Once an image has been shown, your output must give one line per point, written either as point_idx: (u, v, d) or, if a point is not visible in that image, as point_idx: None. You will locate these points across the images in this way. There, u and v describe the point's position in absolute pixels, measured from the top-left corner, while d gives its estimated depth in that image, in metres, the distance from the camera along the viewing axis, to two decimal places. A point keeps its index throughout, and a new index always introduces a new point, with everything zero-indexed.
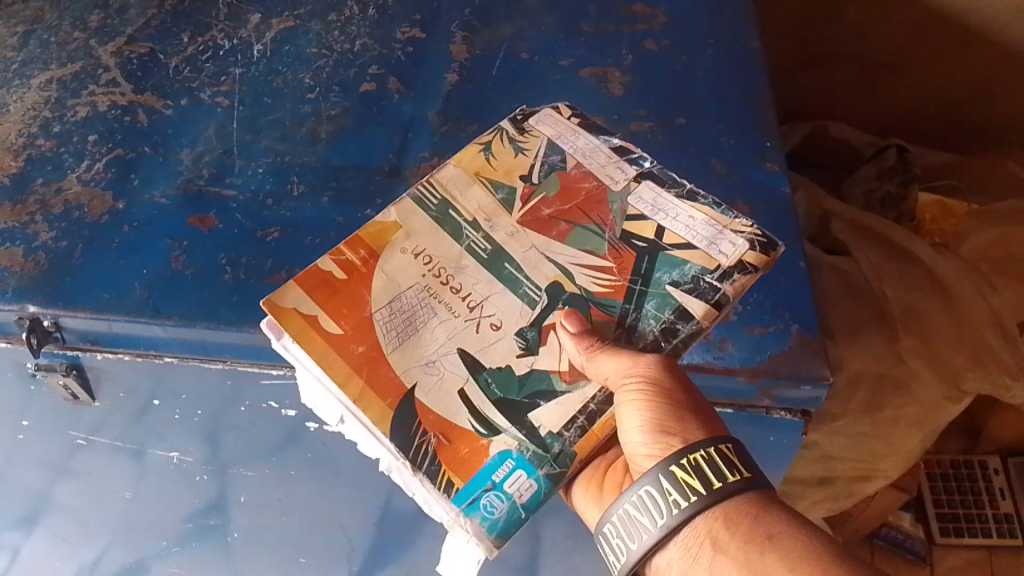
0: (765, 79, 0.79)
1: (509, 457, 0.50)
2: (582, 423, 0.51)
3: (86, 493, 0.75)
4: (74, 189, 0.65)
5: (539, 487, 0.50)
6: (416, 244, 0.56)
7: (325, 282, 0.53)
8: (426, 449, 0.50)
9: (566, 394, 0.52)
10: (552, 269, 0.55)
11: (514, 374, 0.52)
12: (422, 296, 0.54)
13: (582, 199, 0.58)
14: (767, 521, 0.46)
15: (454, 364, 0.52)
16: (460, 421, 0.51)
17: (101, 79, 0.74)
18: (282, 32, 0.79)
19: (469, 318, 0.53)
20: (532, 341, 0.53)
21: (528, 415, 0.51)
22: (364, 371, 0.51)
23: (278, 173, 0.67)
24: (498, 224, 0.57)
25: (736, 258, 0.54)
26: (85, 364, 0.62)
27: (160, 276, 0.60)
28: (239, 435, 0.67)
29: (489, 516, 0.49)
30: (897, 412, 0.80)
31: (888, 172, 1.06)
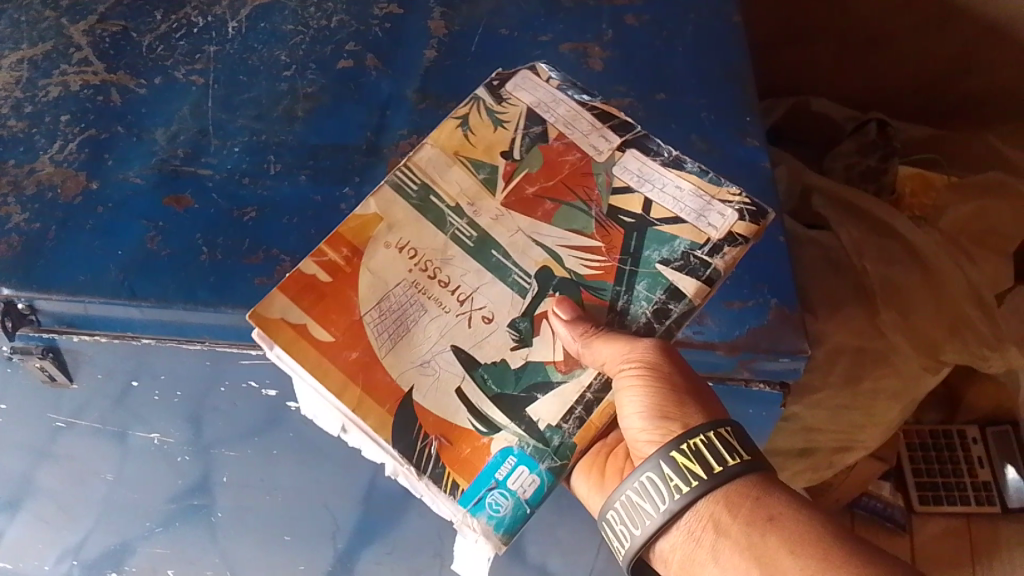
0: (745, 54, 0.79)
1: (510, 454, 0.50)
2: (579, 414, 0.52)
3: (67, 477, 0.75)
4: (47, 170, 0.64)
5: (542, 481, 0.50)
6: (399, 237, 0.54)
7: (311, 289, 0.52)
8: (428, 452, 0.50)
9: (562, 384, 0.52)
10: (541, 253, 0.55)
11: (510, 368, 0.52)
12: (411, 292, 0.53)
13: (565, 175, 0.57)
14: (768, 504, 0.47)
15: (449, 362, 0.52)
16: (459, 420, 0.51)
17: (74, 58, 0.73)
18: (258, 8, 0.78)
19: (460, 312, 0.53)
20: (524, 331, 0.53)
21: (526, 409, 0.51)
22: (359, 378, 0.51)
23: (254, 152, 0.67)
24: (482, 208, 0.56)
25: (725, 231, 0.54)
26: (62, 347, 0.61)
27: (135, 257, 0.59)
28: (221, 416, 0.67)
29: (494, 514, 0.49)
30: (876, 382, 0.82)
31: (869, 146, 1.07)
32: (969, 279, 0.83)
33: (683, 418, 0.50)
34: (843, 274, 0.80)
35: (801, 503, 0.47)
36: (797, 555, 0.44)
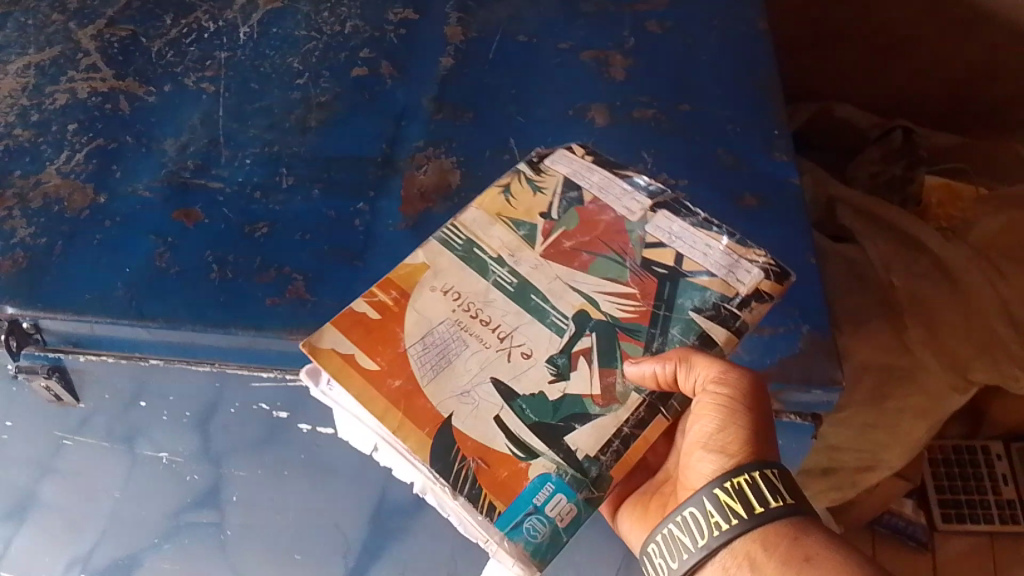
0: (774, 62, 0.76)
1: (549, 480, 0.47)
2: (617, 447, 0.48)
3: (73, 494, 0.73)
4: (54, 182, 0.62)
5: (579, 510, 0.47)
6: (444, 282, 0.53)
7: (358, 326, 0.51)
8: (466, 474, 0.47)
9: (600, 417, 0.49)
10: (575, 297, 0.53)
11: (547, 399, 0.49)
12: (454, 329, 0.51)
13: (602, 229, 0.56)
14: (806, 544, 0.45)
15: (488, 393, 0.49)
16: (497, 444, 0.48)
17: (81, 64, 0.72)
18: (269, 13, 0.77)
19: (500, 349, 0.50)
20: (564, 367, 0.50)
21: (564, 438, 0.48)
22: (400, 405, 0.48)
23: (265, 164, 0.65)
24: (523, 258, 0.54)
25: (751, 286, 0.52)
26: (68, 366, 0.59)
27: (144, 275, 0.57)
28: (231, 435, 0.65)
29: (532, 540, 0.46)
30: (902, 402, 0.80)
31: (892, 155, 1.06)
32: (1001, 295, 0.80)
33: (741, 452, 0.48)
34: (866, 290, 0.79)
35: (841, 546, 0.45)
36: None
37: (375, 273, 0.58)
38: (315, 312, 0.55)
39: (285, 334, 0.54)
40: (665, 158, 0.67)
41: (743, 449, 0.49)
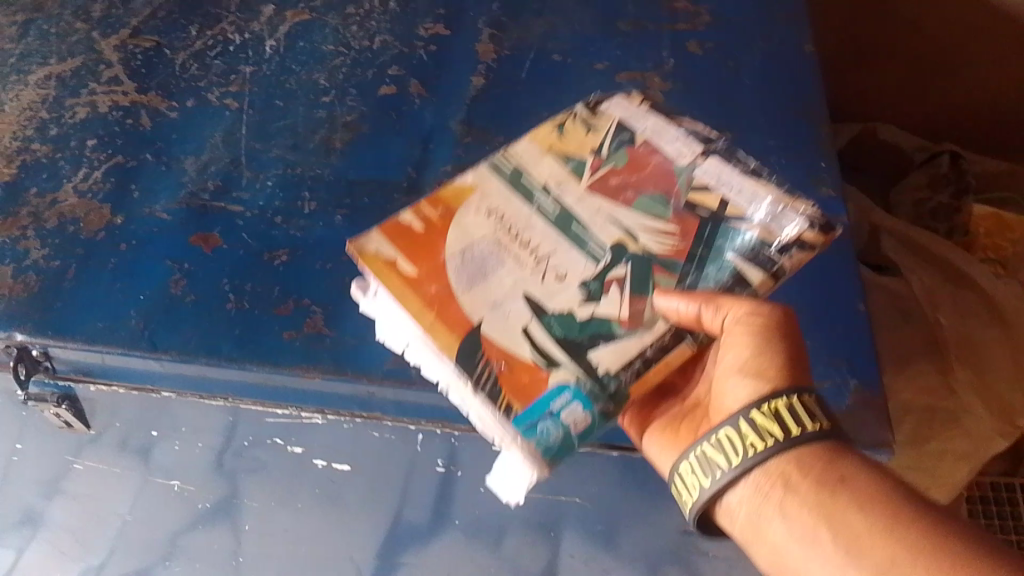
0: (821, 87, 0.72)
1: (566, 390, 0.47)
2: (638, 367, 0.48)
3: (80, 516, 0.71)
4: (70, 202, 0.61)
5: (593, 422, 0.47)
6: (489, 204, 0.54)
7: (406, 236, 0.52)
8: (490, 373, 0.47)
9: (624, 339, 0.48)
10: (614, 228, 0.52)
11: (576, 318, 0.49)
12: (495, 245, 0.52)
13: (650, 167, 0.55)
14: (841, 466, 0.44)
15: (520, 308, 0.49)
16: (522, 351, 0.48)
17: (103, 76, 0.70)
18: (296, 26, 0.75)
19: (536, 269, 0.51)
20: (595, 290, 0.50)
21: (587, 353, 0.48)
22: (434, 308, 0.49)
23: (288, 187, 0.62)
24: (567, 189, 0.54)
25: (793, 234, 0.50)
26: (80, 396, 0.58)
27: (158, 303, 0.55)
28: (246, 467, 0.63)
29: (544, 440, 0.46)
30: (946, 445, 0.75)
31: (940, 181, 1.01)
32: None
33: (778, 378, 0.46)
34: (915, 325, 0.79)
35: (879, 471, 0.44)
36: (866, 512, 0.42)
37: None
38: (334, 350, 0.53)
39: (302, 372, 0.52)
40: None
41: (780, 374, 0.46)
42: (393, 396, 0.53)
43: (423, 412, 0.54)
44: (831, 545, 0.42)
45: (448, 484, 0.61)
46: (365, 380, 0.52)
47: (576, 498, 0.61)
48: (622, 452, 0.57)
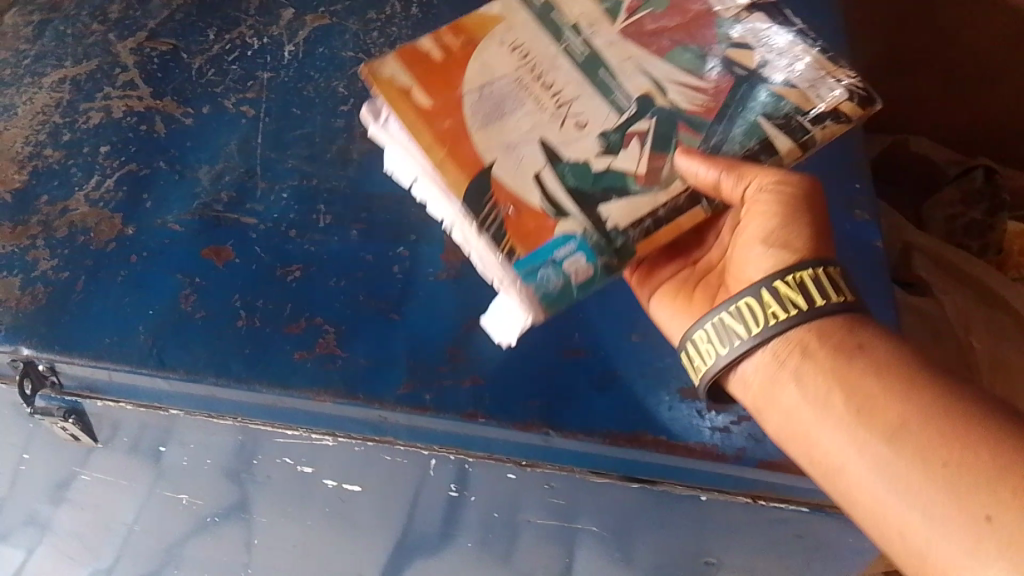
0: (856, 103, 0.69)
1: (571, 240, 0.47)
2: (647, 226, 0.48)
3: (87, 523, 0.70)
4: (81, 210, 0.59)
5: (594, 274, 0.47)
6: (514, 39, 0.55)
7: (430, 88, 0.53)
8: (496, 217, 0.48)
9: (637, 195, 0.49)
10: (643, 80, 0.53)
11: (591, 169, 0.50)
12: (517, 88, 0.53)
13: (689, 18, 0.55)
14: (859, 334, 0.46)
15: (535, 151, 0.50)
16: (530, 196, 0.49)
17: (118, 80, 0.68)
18: (317, 30, 0.73)
19: (555, 113, 0.52)
20: (613, 142, 0.50)
21: (597, 206, 0.48)
22: (447, 145, 0.51)
23: (303, 199, 0.61)
24: (599, 31, 0.55)
25: (830, 104, 0.50)
26: (85, 410, 0.57)
27: (167, 318, 0.54)
28: (256, 484, 0.61)
29: (544, 287, 0.47)
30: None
31: (974, 196, 0.97)
32: None
33: (801, 249, 0.48)
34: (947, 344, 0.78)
35: (895, 342, 0.46)
36: (881, 377, 0.44)
37: (413, 328, 0.53)
38: (345, 372, 0.52)
39: (313, 396, 0.51)
40: None
41: (804, 246, 0.48)
42: (406, 421, 0.52)
43: (437, 438, 0.52)
44: (848, 414, 0.44)
45: (457, 506, 0.58)
46: (377, 406, 0.51)
47: (592, 526, 0.58)
48: (644, 485, 0.52)
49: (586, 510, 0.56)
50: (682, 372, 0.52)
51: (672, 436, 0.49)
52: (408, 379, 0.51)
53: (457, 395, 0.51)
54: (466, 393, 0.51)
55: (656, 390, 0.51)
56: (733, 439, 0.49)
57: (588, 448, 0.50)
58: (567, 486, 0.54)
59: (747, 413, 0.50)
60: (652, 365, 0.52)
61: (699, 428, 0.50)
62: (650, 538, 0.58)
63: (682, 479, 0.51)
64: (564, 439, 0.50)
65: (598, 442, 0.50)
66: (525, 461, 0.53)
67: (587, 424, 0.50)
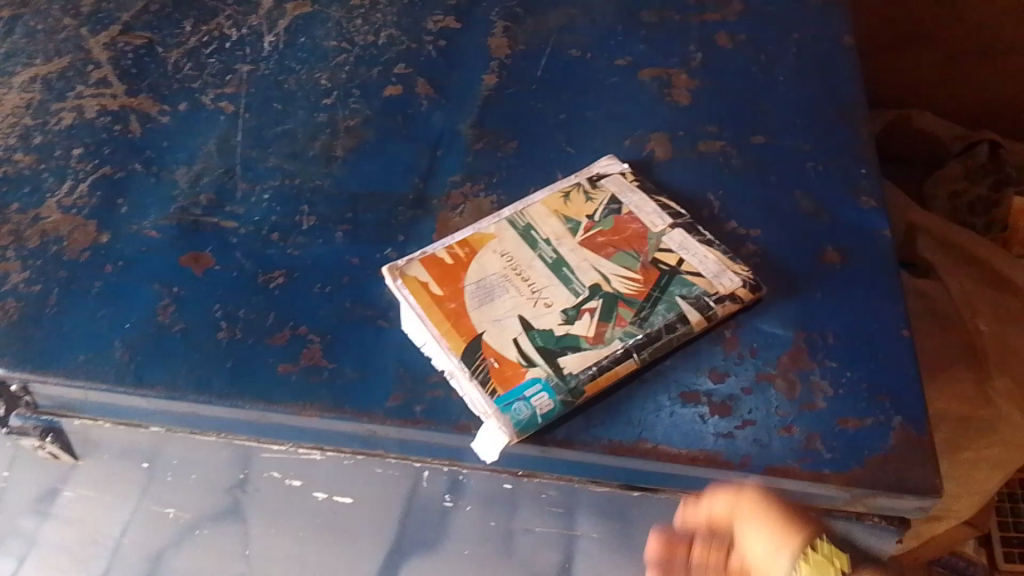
0: (861, 82, 0.67)
1: (538, 383, 0.47)
2: (594, 372, 0.47)
3: (69, 554, 0.66)
4: (53, 218, 0.57)
5: (555, 409, 0.46)
6: (506, 246, 0.54)
7: (434, 263, 0.53)
8: (481, 364, 0.48)
9: (587, 351, 0.48)
10: (595, 273, 0.52)
11: (553, 334, 0.49)
12: (498, 275, 0.52)
13: (630, 234, 0.54)
14: None
15: (506, 321, 0.49)
16: (507, 351, 0.48)
17: (91, 78, 0.66)
18: (297, 19, 0.70)
19: (531, 297, 0.51)
20: (571, 317, 0.50)
21: (558, 359, 0.48)
22: (446, 322, 0.49)
23: (285, 200, 0.58)
24: (566, 244, 0.54)
25: (729, 287, 0.51)
26: (64, 427, 0.55)
27: (144, 332, 0.51)
28: (244, 498, 0.59)
29: (513, 415, 0.46)
30: (979, 454, 0.74)
31: (978, 172, 0.94)
32: None
33: (807, 530, 0.40)
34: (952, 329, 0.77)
35: None
36: None
37: (401, 336, 0.51)
38: (332, 384, 0.49)
39: (300, 410, 0.48)
40: (735, 201, 0.58)
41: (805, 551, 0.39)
42: (396, 434, 0.49)
43: (429, 450, 0.50)
44: None
45: (451, 516, 0.56)
46: (366, 419, 0.48)
47: (591, 533, 0.56)
48: (644, 493, 0.50)
49: (587, 515, 0.54)
50: (682, 375, 0.50)
51: (674, 444, 0.47)
52: (398, 391, 0.49)
53: (449, 405, 0.48)
54: (458, 404, 0.48)
55: (656, 394, 0.49)
56: (737, 445, 0.47)
57: (586, 458, 0.48)
58: (565, 494, 0.52)
59: (750, 418, 0.48)
60: (651, 368, 0.50)
61: (702, 434, 0.47)
62: None
63: (683, 487, 0.49)
64: (561, 450, 0.48)
65: (596, 452, 0.47)
66: (521, 471, 0.51)
67: (584, 434, 0.48)
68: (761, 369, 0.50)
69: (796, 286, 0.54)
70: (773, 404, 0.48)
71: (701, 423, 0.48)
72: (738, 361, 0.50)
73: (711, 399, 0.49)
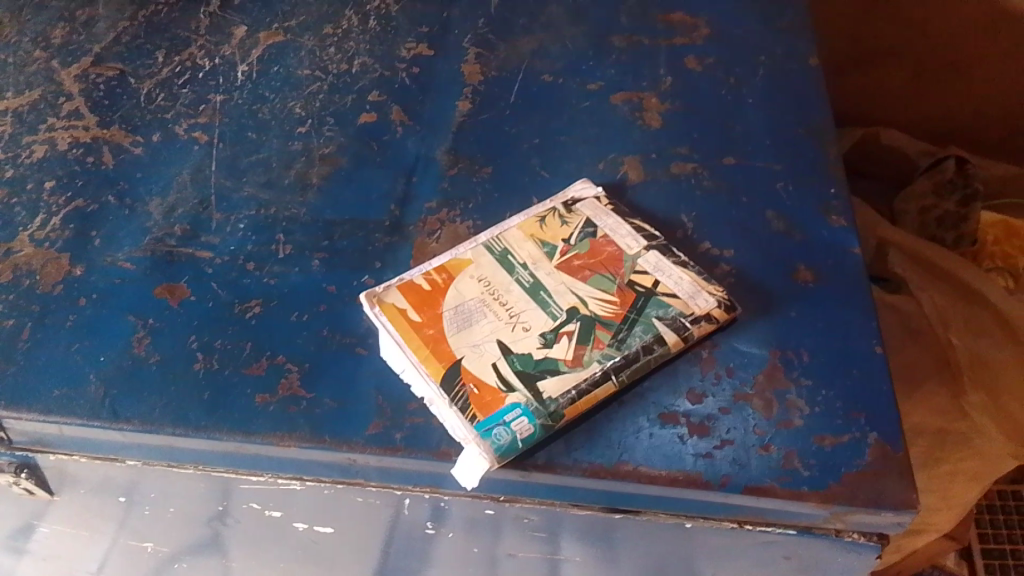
0: (828, 103, 0.68)
1: (518, 408, 0.47)
2: (573, 395, 0.48)
3: (51, 571, 0.68)
4: (26, 252, 0.57)
5: (536, 433, 0.47)
6: (483, 271, 0.54)
7: (412, 290, 0.53)
8: (460, 391, 0.48)
9: (567, 374, 0.48)
10: (572, 297, 0.52)
11: (532, 357, 0.49)
12: (476, 301, 0.52)
13: (606, 257, 0.55)
14: None
15: (484, 346, 0.50)
16: (486, 376, 0.48)
17: (63, 110, 0.65)
18: (270, 48, 0.70)
19: (509, 321, 0.51)
20: (549, 340, 0.50)
21: (537, 383, 0.48)
22: (424, 349, 0.50)
23: (261, 229, 0.58)
24: (543, 267, 0.54)
25: (704, 308, 0.52)
26: (38, 463, 0.54)
27: (119, 365, 0.51)
28: (224, 530, 0.58)
29: (494, 441, 0.46)
30: (955, 464, 0.80)
31: (946, 186, 0.96)
32: None
33: None
34: (924, 344, 0.78)
35: None
36: None
37: (380, 363, 0.51)
38: (311, 414, 0.49)
39: (278, 441, 0.48)
40: (708, 222, 0.59)
41: None
42: (376, 462, 0.49)
43: (410, 476, 0.50)
44: None
45: (434, 542, 0.56)
46: (345, 448, 0.48)
47: (575, 556, 0.56)
48: (626, 514, 0.50)
49: (571, 539, 0.54)
50: (661, 397, 0.50)
51: (653, 465, 0.47)
52: (377, 419, 0.49)
53: (429, 431, 0.48)
54: (438, 430, 0.48)
55: (635, 416, 0.49)
56: (716, 465, 0.47)
57: (567, 481, 0.48)
58: (548, 519, 0.52)
59: (729, 437, 0.48)
60: (630, 390, 0.50)
61: (682, 455, 0.48)
62: (634, 566, 0.56)
63: (665, 507, 0.49)
64: (542, 473, 0.48)
65: (577, 475, 0.47)
66: (503, 496, 0.51)
67: (565, 459, 0.48)
68: (738, 389, 0.50)
69: (769, 304, 0.54)
70: (751, 423, 0.49)
71: (681, 444, 0.48)
72: (715, 382, 0.50)
73: (689, 419, 0.49)
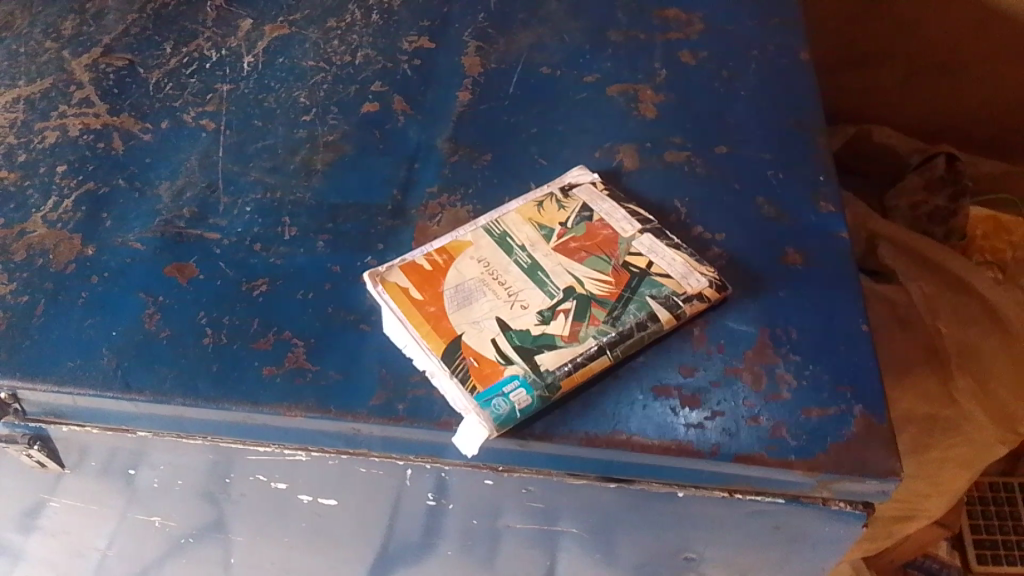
0: (818, 95, 0.70)
1: (516, 380, 0.49)
2: (569, 368, 0.49)
3: (61, 549, 0.69)
4: (39, 232, 0.58)
5: (533, 404, 0.48)
6: (483, 252, 0.56)
7: (414, 270, 0.55)
8: (461, 363, 0.50)
9: (563, 349, 0.50)
10: (569, 276, 0.54)
11: (530, 333, 0.51)
12: (476, 280, 0.54)
13: (602, 239, 0.57)
14: None
15: (483, 322, 0.51)
16: (485, 350, 0.50)
17: (74, 98, 0.67)
18: (276, 40, 0.72)
19: (508, 299, 0.53)
20: (547, 317, 0.52)
21: (535, 357, 0.50)
22: (426, 325, 0.51)
23: (267, 212, 0.60)
24: (540, 248, 0.56)
25: (696, 287, 0.53)
26: (50, 435, 0.56)
27: (131, 339, 0.53)
28: (229, 503, 0.60)
29: (494, 411, 0.48)
30: (945, 452, 0.81)
31: (936, 183, 0.97)
32: None
33: None
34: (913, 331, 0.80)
35: None
36: None
37: (382, 338, 0.53)
38: (316, 385, 0.51)
39: (284, 411, 0.50)
40: (701, 207, 0.61)
41: None
42: (380, 432, 0.51)
43: (412, 446, 0.52)
44: None
45: (436, 514, 0.57)
46: (350, 418, 0.50)
47: (572, 528, 0.57)
48: (621, 484, 0.52)
49: (568, 511, 0.55)
50: (655, 371, 0.52)
51: (647, 435, 0.49)
52: (380, 391, 0.51)
53: (430, 402, 0.50)
54: (439, 401, 0.50)
55: (630, 389, 0.51)
56: (707, 435, 0.49)
57: (564, 451, 0.50)
58: (545, 490, 0.53)
59: (720, 408, 0.50)
60: (624, 365, 0.52)
61: (674, 425, 0.50)
62: (630, 539, 0.57)
63: (659, 476, 0.51)
64: (539, 443, 0.49)
65: (573, 444, 0.49)
66: (502, 466, 0.52)
67: (563, 429, 0.49)
68: (728, 363, 0.52)
69: (759, 285, 0.56)
70: (740, 396, 0.51)
71: (673, 415, 0.50)
72: (707, 357, 0.52)
73: (681, 392, 0.51)
